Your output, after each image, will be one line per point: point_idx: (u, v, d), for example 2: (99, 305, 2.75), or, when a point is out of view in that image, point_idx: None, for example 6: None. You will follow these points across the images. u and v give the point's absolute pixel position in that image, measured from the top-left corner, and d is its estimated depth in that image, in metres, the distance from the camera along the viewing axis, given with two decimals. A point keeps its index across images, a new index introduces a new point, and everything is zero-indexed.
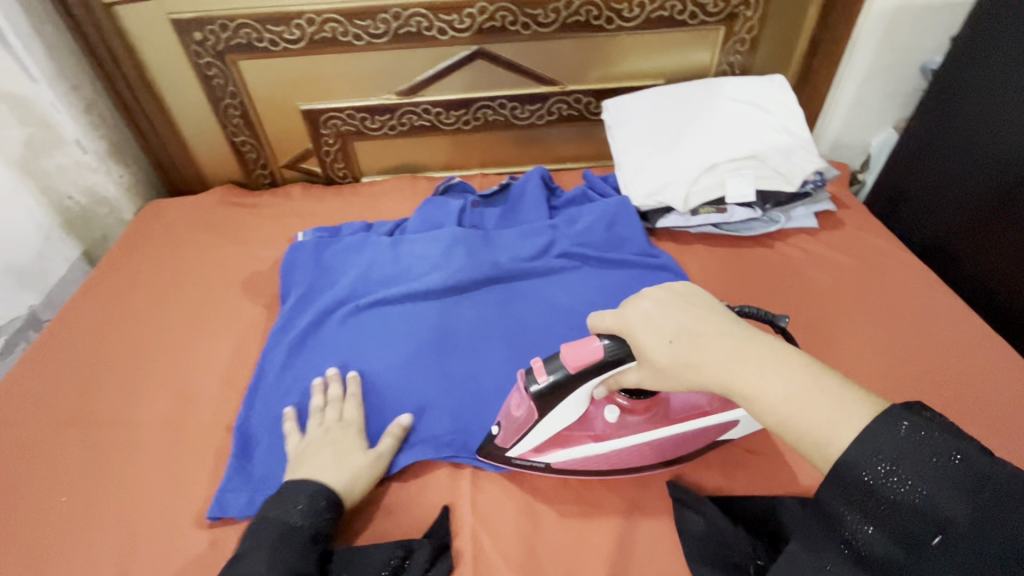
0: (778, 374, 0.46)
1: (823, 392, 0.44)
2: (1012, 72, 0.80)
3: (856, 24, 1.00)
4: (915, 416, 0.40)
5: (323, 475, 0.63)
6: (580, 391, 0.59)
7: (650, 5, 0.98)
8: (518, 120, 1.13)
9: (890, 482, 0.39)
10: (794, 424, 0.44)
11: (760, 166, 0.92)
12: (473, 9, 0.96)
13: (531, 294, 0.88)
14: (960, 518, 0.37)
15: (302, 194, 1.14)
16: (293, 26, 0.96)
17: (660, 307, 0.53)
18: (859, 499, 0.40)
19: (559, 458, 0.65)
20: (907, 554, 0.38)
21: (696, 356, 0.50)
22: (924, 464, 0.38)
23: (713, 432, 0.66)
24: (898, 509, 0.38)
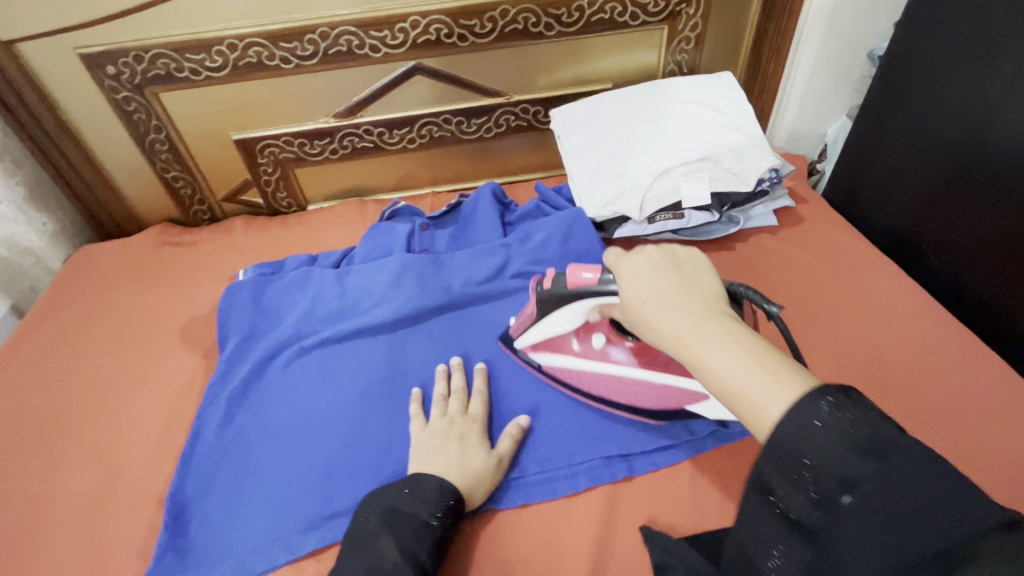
0: (728, 347, 0.42)
1: (774, 373, 0.39)
2: (959, 52, 0.75)
3: (799, 15, 0.98)
4: (843, 396, 0.35)
5: (445, 473, 0.62)
6: (573, 308, 0.65)
7: (589, 9, 0.95)
8: (465, 134, 1.08)
9: (808, 446, 0.35)
10: (730, 393, 0.40)
11: (714, 168, 0.88)
12: (405, 24, 0.91)
13: (488, 320, 0.84)
14: (869, 480, 0.33)
15: (243, 228, 1.08)
16: (214, 53, 0.90)
17: (652, 269, 0.49)
18: (782, 467, 0.36)
19: (549, 360, 0.73)
20: (826, 519, 0.34)
21: (658, 318, 0.46)
22: (842, 437, 0.34)
23: (682, 398, 0.65)
24: (817, 477, 0.34)
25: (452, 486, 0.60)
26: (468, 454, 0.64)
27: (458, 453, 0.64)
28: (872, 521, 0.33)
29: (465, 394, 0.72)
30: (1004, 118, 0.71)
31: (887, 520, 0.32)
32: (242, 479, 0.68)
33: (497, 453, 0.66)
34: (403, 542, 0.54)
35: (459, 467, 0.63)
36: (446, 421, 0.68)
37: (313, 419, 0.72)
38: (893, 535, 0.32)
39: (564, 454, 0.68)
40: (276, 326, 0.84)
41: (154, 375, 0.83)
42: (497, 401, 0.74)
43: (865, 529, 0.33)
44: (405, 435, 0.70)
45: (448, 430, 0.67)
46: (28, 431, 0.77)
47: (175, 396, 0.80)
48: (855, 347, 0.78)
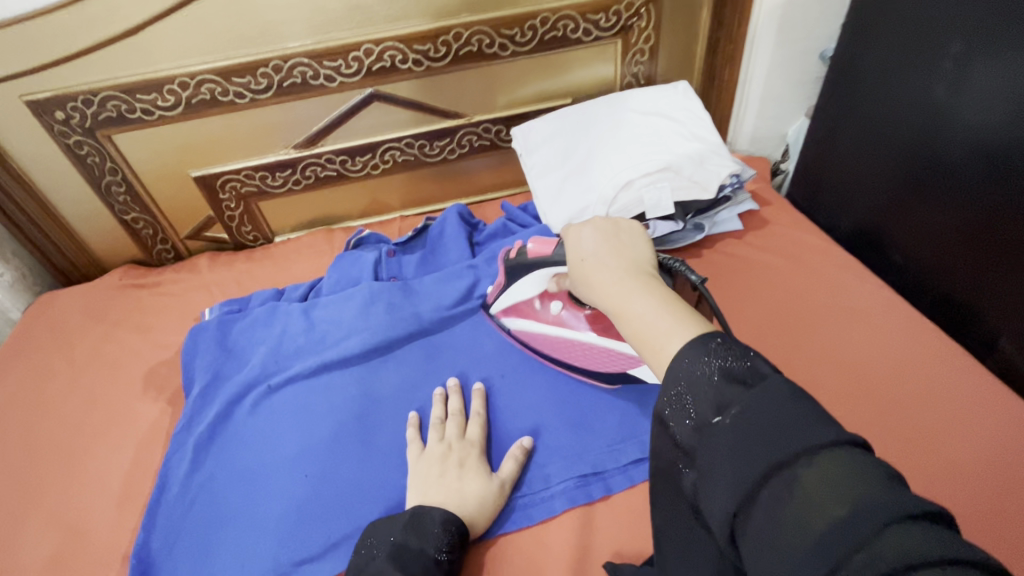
0: (642, 295, 0.46)
1: (675, 316, 0.43)
2: (910, 49, 0.76)
3: (749, 22, 1.00)
4: (732, 339, 0.39)
5: (447, 503, 0.60)
6: (534, 275, 0.72)
7: (542, 27, 0.95)
8: (429, 157, 1.08)
9: (687, 374, 0.38)
10: (638, 334, 0.45)
11: (676, 177, 0.89)
12: (358, 52, 0.91)
13: (458, 344, 0.83)
14: (739, 401, 0.35)
15: (209, 265, 1.06)
16: (166, 92, 0.89)
17: (593, 235, 0.55)
18: (669, 394, 0.39)
19: (517, 325, 0.78)
20: (701, 439, 0.36)
21: (591, 276, 0.51)
22: (717, 365, 0.37)
23: (622, 361, 0.69)
24: (695, 398, 0.37)
25: (452, 516, 0.58)
26: (471, 482, 0.63)
27: (462, 483, 0.62)
28: (731, 437, 0.34)
29: (462, 417, 0.71)
30: (950, 117, 0.72)
31: (745, 434, 0.33)
32: (211, 530, 0.66)
33: (501, 479, 0.64)
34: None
35: (461, 493, 0.62)
36: (447, 448, 0.66)
37: (282, 460, 0.71)
38: (747, 445, 0.33)
39: (539, 477, 0.67)
40: (244, 364, 0.82)
41: (118, 426, 0.80)
42: None
43: (724, 443, 0.34)
44: (378, 470, 0.69)
45: (450, 460, 0.65)
46: None
47: (140, 447, 0.78)
48: (822, 347, 0.78)
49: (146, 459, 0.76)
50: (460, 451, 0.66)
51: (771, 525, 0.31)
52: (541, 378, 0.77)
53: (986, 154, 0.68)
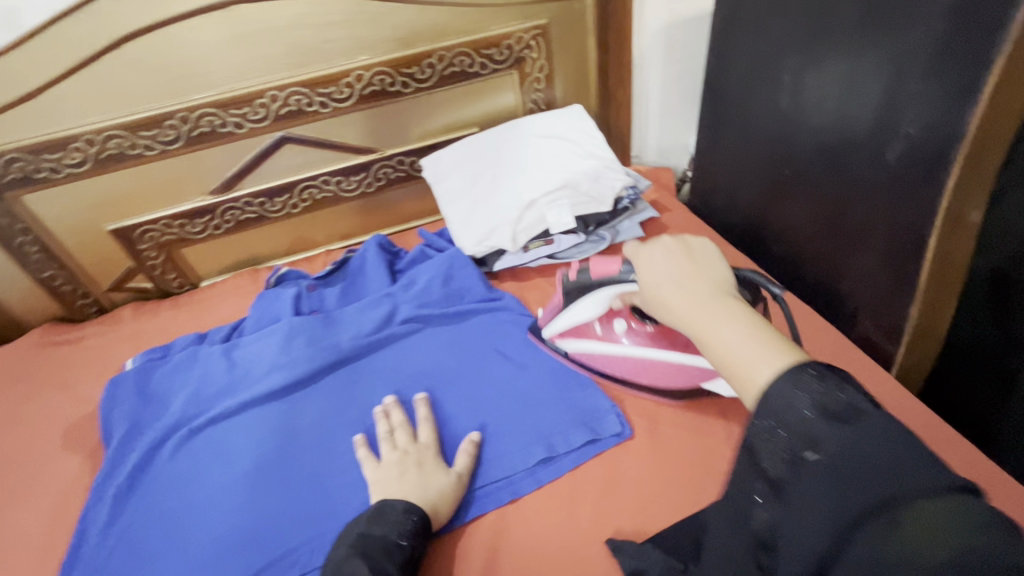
0: (730, 326, 0.47)
1: (768, 350, 0.44)
2: (765, 61, 0.84)
3: (635, 46, 1.11)
4: (829, 372, 0.41)
5: (410, 496, 0.64)
6: (595, 297, 0.74)
7: (439, 64, 1.01)
8: (347, 192, 1.12)
9: (780, 407, 0.40)
10: (727, 365, 0.46)
11: (574, 193, 0.96)
12: (264, 99, 0.95)
13: (377, 369, 0.85)
14: (833, 438, 0.37)
15: (132, 315, 1.06)
16: (72, 150, 0.91)
17: (665, 255, 0.56)
18: (761, 423, 0.41)
19: (576, 347, 0.80)
20: (791, 473, 0.38)
21: (671, 301, 0.52)
22: (819, 399, 0.39)
23: (699, 375, 0.71)
24: (791, 433, 0.39)
25: (410, 506, 0.62)
26: (435, 479, 0.67)
27: (430, 481, 0.66)
28: (823, 472, 0.35)
29: (408, 426, 0.73)
30: (797, 123, 0.81)
31: (838, 471, 0.35)
32: None
33: (459, 471, 0.68)
34: (376, 564, 0.55)
35: (424, 488, 0.65)
36: (405, 454, 0.69)
37: (203, 502, 0.72)
38: (843, 479, 0.34)
39: None
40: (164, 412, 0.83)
41: (36, 487, 0.80)
42: None
43: (817, 475, 0.36)
44: (298, 499, 0.71)
45: (411, 463, 0.68)
46: None
47: (58, 505, 0.77)
48: None
49: (65, 515, 0.76)
50: (416, 455, 0.69)
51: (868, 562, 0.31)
52: (456, 393, 0.80)
53: (828, 154, 0.77)
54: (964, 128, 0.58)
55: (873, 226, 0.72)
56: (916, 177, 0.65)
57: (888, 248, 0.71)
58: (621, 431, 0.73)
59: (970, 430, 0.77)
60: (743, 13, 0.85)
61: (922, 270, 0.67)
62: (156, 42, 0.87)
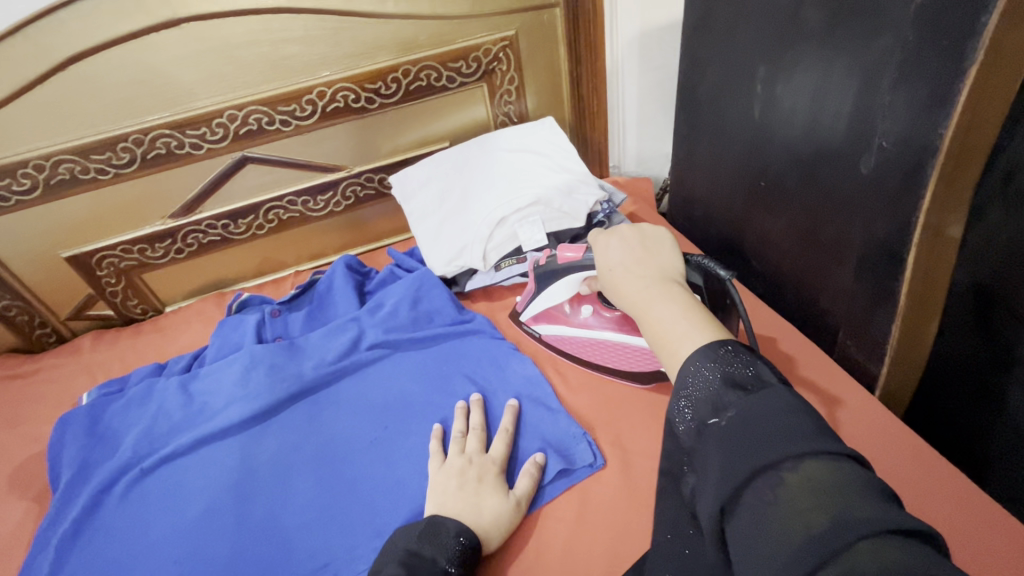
0: (665, 303, 0.49)
1: (696, 324, 0.46)
2: (735, 70, 0.81)
3: (608, 56, 1.08)
4: (742, 349, 0.42)
5: (463, 514, 0.60)
6: (564, 283, 0.76)
7: (404, 79, 0.98)
8: (315, 212, 1.08)
9: (692, 380, 0.41)
10: (657, 337, 0.48)
11: (546, 209, 0.92)
12: (222, 119, 0.92)
13: (341, 399, 0.81)
14: (734, 405, 0.38)
15: (92, 345, 1.02)
16: (21, 176, 0.87)
17: (621, 243, 0.58)
18: (677, 395, 0.42)
19: (548, 331, 0.82)
20: (699, 440, 0.39)
21: (621, 284, 0.55)
22: (728, 371, 0.40)
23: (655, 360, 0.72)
24: (700, 404, 0.40)
25: (462, 528, 0.58)
26: (496, 500, 0.63)
27: (489, 500, 0.62)
28: (723, 436, 0.37)
29: (482, 433, 0.71)
30: (768, 133, 0.78)
31: (735, 436, 0.36)
32: None
33: (518, 497, 0.64)
34: None
35: (480, 509, 0.61)
36: (477, 463, 0.66)
37: (153, 548, 0.68)
38: (739, 444, 0.36)
39: None
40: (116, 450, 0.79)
41: None
42: (354, 483, 0.72)
43: (718, 440, 0.37)
44: (253, 544, 0.66)
45: (481, 473, 0.65)
46: None
47: None
48: None
49: (5, 566, 0.71)
50: (484, 469, 0.66)
51: (756, 523, 0.32)
52: (423, 424, 0.76)
53: (801, 165, 0.74)
54: (938, 140, 0.55)
55: (848, 239, 0.69)
56: (890, 190, 0.62)
57: (863, 261, 0.68)
58: (593, 461, 0.69)
59: (959, 451, 0.73)
60: (713, 22, 0.82)
61: (901, 287, 0.64)
62: (105, 62, 0.84)
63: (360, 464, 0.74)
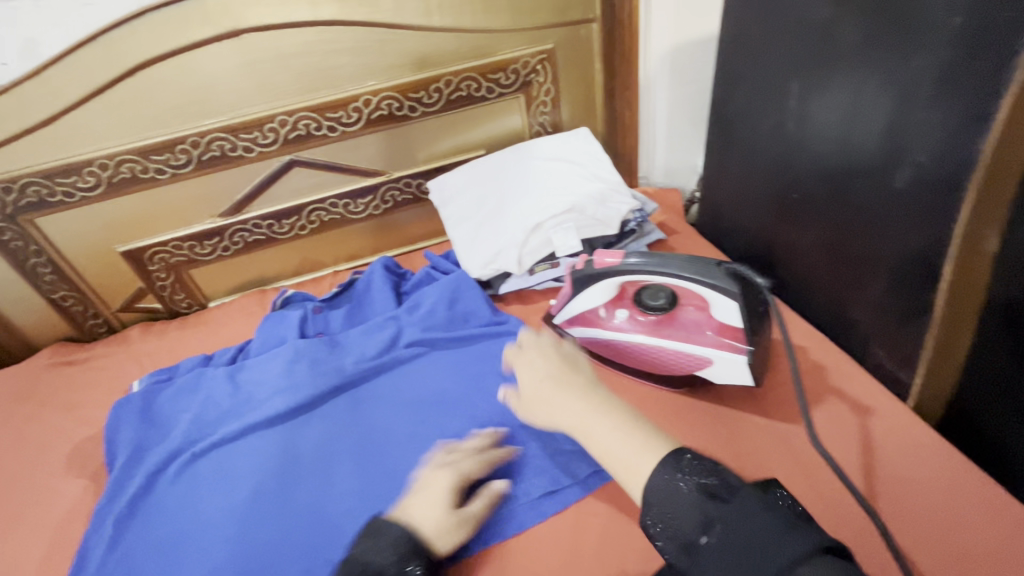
0: (603, 419, 0.59)
1: (635, 439, 0.55)
2: (767, 86, 0.84)
3: (641, 69, 1.11)
4: (693, 461, 0.50)
5: (412, 521, 0.60)
6: (603, 286, 0.77)
7: (446, 89, 1.02)
8: (355, 214, 1.13)
9: (666, 493, 0.48)
10: (608, 455, 0.56)
11: (580, 217, 0.95)
12: (273, 124, 0.96)
13: (379, 394, 0.84)
14: (717, 516, 0.44)
15: (141, 336, 1.07)
16: (86, 174, 0.92)
17: (544, 360, 0.68)
18: (655, 511, 0.48)
19: (580, 336, 0.81)
20: (690, 550, 0.45)
21: (551, 401, 0.64)
22: (694, 484, 0.48)
23: (688, 363, 0.72)
24: (678, 513, 0.47)
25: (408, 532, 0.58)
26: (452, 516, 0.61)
27: (438, 510, 0.61)
28: (721, 547, 0.42)
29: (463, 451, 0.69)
30: (800, 147, 0.80)
31: (730, 542, 0.42)
32: None
33: (469, 517, 0.62)
34: None
35: (427, 517, 0.61)
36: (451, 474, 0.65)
37: (202, 527, 0.71)
38: (738, 549, 0.41)
39: None
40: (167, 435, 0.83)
41: (37, 510, 0.80)
42: (394, 475, 0.73)
43: (716, 561, 0.42)
44: (295, 528, 0.69)
45: (449, 485, 0.63)
46: None
47: (56, 531, 0.77)
48: None
49: (64, 540, 0.76)
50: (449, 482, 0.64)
51: None
52: (458, 420, 0.79)
53: (833, 178, 0.76)
54: (976, 155, 0.57)
55: (880, 253, 0.71)
56: (926, 204, 0.64)
57: (896, 274, 0.70)
58: None
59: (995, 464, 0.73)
60: (747, 40, 0.85)
61: (936, 300, 0.65)
62: (169, 70, 0.89)
63: (398, 455, 0.75)
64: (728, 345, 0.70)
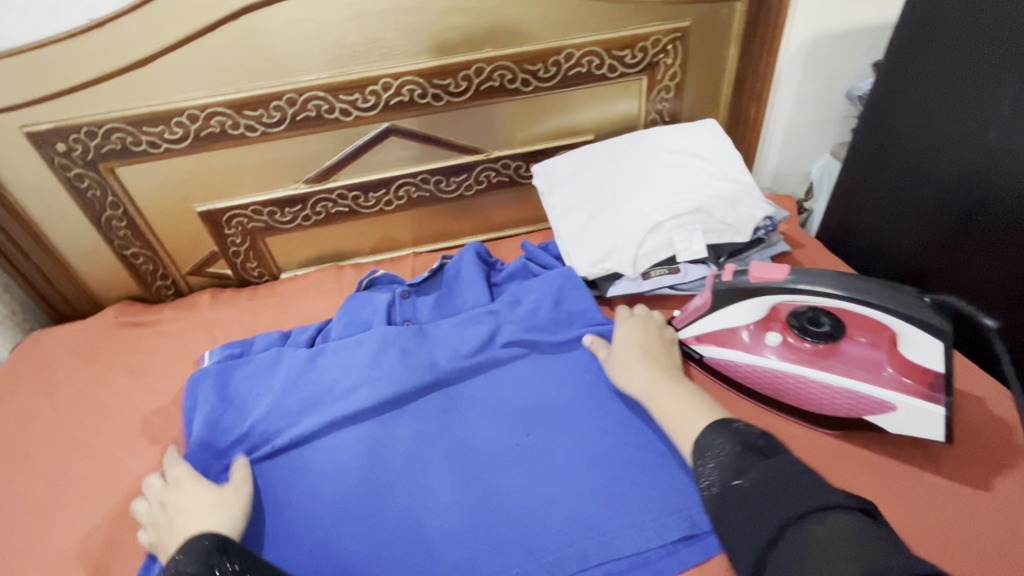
0: (675, 392, 0.63)
1: (698, 412, 0.60)
2: (963, 89, 0.72)
3: (779, 58, 0.99)
4: (740, 427, 0.53)
5: (199, 518, 0.61)
6: (753, 303, 0.66)
7: (566, 63, 0.93)
8: (445, 193, 1.04)
9: (713, 449, 0.52)
10: (671, 422, 0.61)
11: (708, 219, 0.84)
12: (376, 86, 0.88)
13: (476, 395, 0.76)
14: (757, 468, 0.47)
15: (210, 303, 1.01)
16: (174, 125, 0.85)
17: (632, 326, 0.74)
18: (700, 460, 0.52)
19: (715, 356, 0.71)
20: (723, 492, 0.48)
21: (631, 361, 0.69)
22: (739, 439, 0.51)
23: (859, 407, 0.62)
24: (721, 464, 0.50)
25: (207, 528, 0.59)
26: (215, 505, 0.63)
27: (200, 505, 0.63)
28: (754, 492, 0.45)
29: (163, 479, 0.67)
30: (1003, 163, 0.69)
31: (765, 489, 0.45)
32: None
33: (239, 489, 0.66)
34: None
35: (203, 514, 0.62)
36: (158, 510, 0.64)
37: (287, 530, 0.64)
38: (770, 495, 0.44)
39: (575, 554, 0.58)
40: (247, 416, 0.75)
41: (104, 484, 0.74)
42: (499, 493, 0.64)
43: (743, 500, 0.46)
44: (393, 542, 0.61)
45: (166, 513, 0.63)
46: None
47: (123, 510, 0.71)
48: None
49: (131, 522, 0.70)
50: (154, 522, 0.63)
51: (795, 557, 0.40)
52: (566, 435, 0.69)
53: None
54: None
55: None
56: None
57: None
58: None
59: None
60: (941, 32, 0.72)
61: None
62: (275, 16, 0.80)
63: (499, 470, 0.67)
64: (912, 387, 0.60)
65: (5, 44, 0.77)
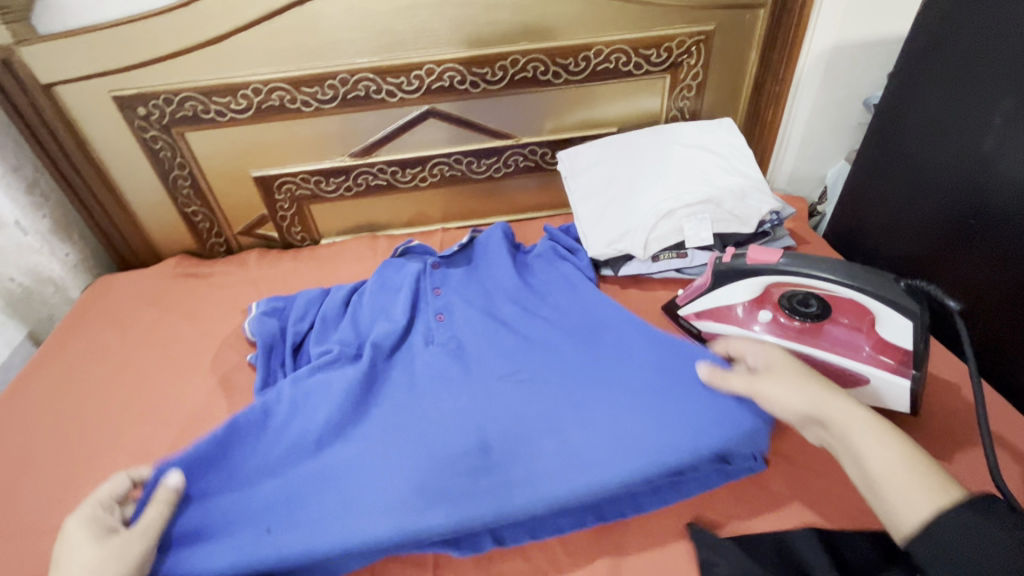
0: (887, 443, 0.51)
1: (923, 474, 0.48)
2: (964, 101, 0.77)
3: (798, 65, 1.05)
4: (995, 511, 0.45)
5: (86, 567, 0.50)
6: (748, 283, 0.73)
7: (595, 59, 1.00)
8: (475, 174, 1.12)
9: (967, 531, 0.44)
10: (876, 484, 0.50)
11: (717, 209, 0.91)
12: (421, 71, 0.97)
13: (527, 477, 0.62)
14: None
15: (257, 261, 1.12)
16: (240, 97, 0.96)
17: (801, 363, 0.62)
18: (940, 530, 0.45)
19: (712, 329, 0.79)
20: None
21: (813, 390, 0.57)
22: (1002, 525, 0.44)
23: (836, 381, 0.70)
24: (974, 550, 0.43)
25: None
26: (112, 553, 0.53)
27: (91, 551, 0.51)
28: None
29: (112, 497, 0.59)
30: (991, 171, 0.74)
31: None
32: None
33: (151, 532, 0.56)
34: None
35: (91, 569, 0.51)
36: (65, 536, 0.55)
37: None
38: None
39: None
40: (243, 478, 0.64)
41: (167, 405, 0.86)
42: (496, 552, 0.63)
43: None
44: None
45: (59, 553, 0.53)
46: (38, 457, 0.80)
47: (184, 425, 0.83)
48: None
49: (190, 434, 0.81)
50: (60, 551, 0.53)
51: None
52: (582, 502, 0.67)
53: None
54: None
55: None
56: None
57: None
58: (755, 465, 0.66)
59: None
60: (951, 45, 0.77)
61: None
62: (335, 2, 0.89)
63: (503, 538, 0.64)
64: (886, 364, 0.66)
65: (102, 16, 0.88)
